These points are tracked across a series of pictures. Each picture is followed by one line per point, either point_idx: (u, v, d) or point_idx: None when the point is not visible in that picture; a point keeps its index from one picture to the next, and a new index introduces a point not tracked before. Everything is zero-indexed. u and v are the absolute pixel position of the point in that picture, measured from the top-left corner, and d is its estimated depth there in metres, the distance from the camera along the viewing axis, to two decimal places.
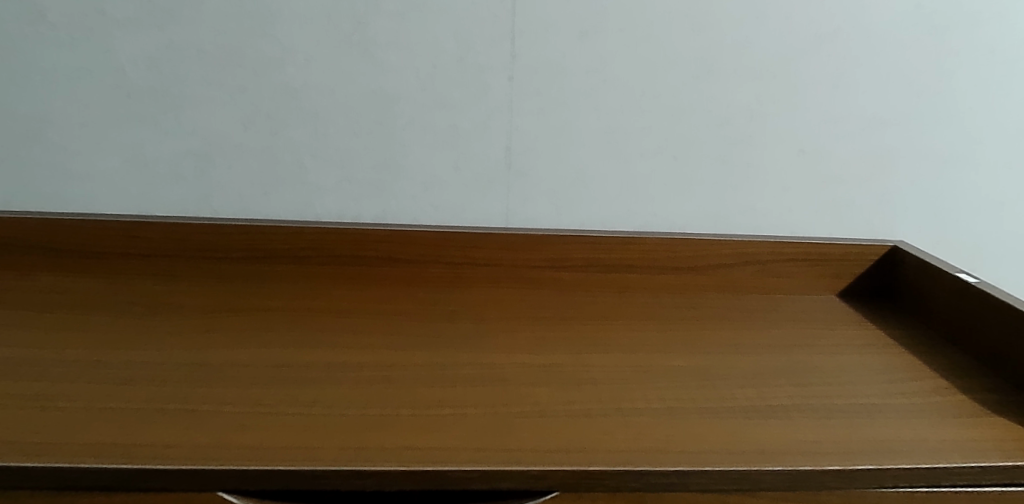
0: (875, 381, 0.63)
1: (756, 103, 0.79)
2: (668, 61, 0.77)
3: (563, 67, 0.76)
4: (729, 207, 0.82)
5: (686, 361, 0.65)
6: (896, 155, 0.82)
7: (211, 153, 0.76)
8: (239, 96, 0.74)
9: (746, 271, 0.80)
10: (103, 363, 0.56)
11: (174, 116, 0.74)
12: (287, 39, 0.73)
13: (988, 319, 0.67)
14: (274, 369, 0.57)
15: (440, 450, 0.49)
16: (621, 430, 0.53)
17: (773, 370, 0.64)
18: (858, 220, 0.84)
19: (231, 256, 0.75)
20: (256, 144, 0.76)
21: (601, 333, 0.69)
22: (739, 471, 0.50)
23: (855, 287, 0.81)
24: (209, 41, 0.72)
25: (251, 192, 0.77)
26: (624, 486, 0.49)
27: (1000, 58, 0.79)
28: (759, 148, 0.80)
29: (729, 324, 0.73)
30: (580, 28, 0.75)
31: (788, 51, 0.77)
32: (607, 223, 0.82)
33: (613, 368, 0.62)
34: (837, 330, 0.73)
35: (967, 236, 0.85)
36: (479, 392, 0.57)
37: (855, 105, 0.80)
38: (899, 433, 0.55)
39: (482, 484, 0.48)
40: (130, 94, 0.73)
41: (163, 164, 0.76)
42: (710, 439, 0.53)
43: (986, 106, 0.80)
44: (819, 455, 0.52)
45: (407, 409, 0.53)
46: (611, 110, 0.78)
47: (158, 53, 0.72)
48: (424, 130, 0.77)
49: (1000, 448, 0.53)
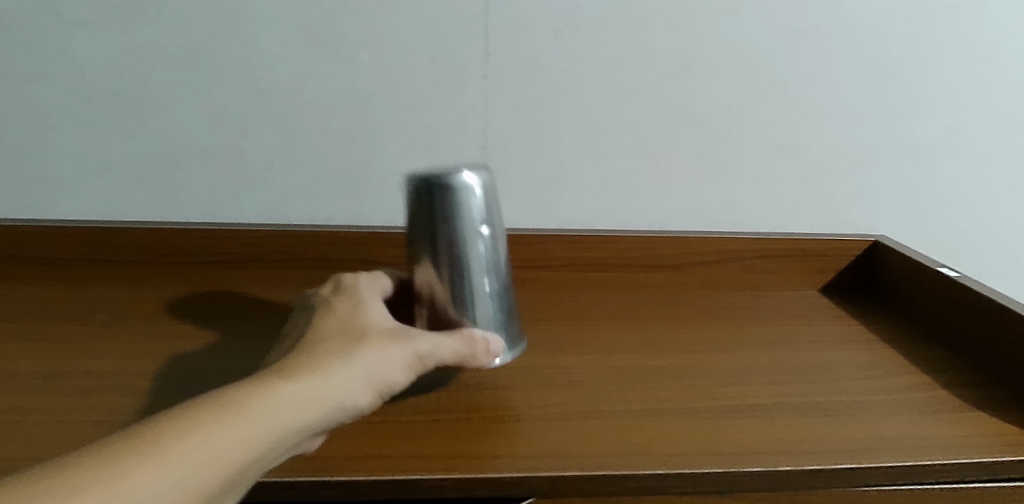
0: (858, 377, 0.62)
1: (735, 99, 0.78)
2: (644, 58, 0.76)
3: (539, 64, 0.75)
4: (709, 203, 0.81)
5: (666, 360, 0.64)
6: (877, 150, 0.81)
7: (176, 156, 0.74)
8: (204, 97, 0.73)
9: (727, 268, 0.80)
10: (63, 373, 0.55)
11: (136, 118, 0.73)
12: (253, 40, 0.71)
13: (970, 315, 0.66)
14: (242, 376, 0.56)
15: (412, 459, 0.47)
16: (597, 432, 0.52)
17: (755, 369, 0.63)
18: (839, 214, 0.83)
19: (201, 261, 0.74)
20: (225, 147, 0.74)
21: (581, 334, 0.68)
22: (717, 473, 0.49)
23: (835, 282, 0.81)
24: (172, 42, 0.71)
25: (220, 195, 0.76)
26: (601, 490, 0.48)
27: (978, 51, 0.78)
28: (738, 144, 0.80)
29: (710, 321, 0.72)
30: (557, 25, 0.74)
31: (767, 47, 0.77)
32: (586, 222, 0.81)
33: (592, 369, 0.61)
34: (819, 327, 0.72)
35: (949, 230, 0.85)
36: (454, 397, 0.55)
37: (836, 99, 0.79)
38: (880, 430, 0.54)
39: (455, 493, 0.46)
40: (89, 96, 0.72)
41: (126, 168, 0.74)
42: (687, 442, 0.52)
43: (964, 100, 0.80)
44: (800, 454, 0.51)
45: (377, 417, 0.52)
46: (588, 107, 0.77)
47: (120, 55, 0.71)
48: (397, 130, 0.76)
49: (980, 444, 0.53)
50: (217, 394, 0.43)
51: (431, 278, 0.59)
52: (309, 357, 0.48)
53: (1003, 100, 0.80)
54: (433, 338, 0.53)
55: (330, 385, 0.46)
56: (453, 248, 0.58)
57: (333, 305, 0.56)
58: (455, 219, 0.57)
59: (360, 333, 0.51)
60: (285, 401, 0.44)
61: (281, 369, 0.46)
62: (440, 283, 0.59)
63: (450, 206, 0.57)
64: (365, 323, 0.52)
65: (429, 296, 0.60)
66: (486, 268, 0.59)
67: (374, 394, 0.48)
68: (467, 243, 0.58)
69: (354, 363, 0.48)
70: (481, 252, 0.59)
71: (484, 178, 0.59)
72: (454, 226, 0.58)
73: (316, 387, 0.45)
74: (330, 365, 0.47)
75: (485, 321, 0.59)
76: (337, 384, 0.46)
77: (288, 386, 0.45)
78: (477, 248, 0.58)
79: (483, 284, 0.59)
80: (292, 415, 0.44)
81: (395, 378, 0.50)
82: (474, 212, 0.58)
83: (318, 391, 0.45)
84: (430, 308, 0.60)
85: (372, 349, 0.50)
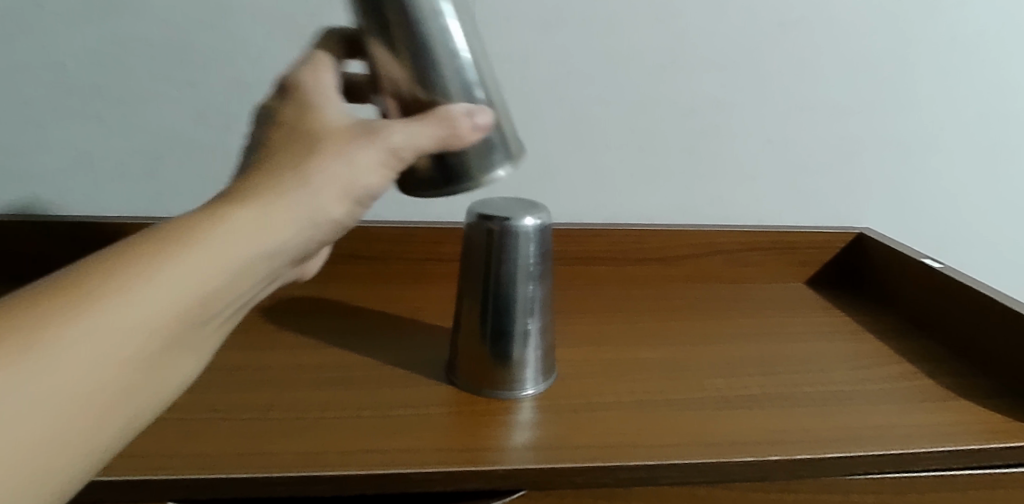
0: (845, 367, 0.63)
1: (722, 93, 0.78)
2: (631, 52, 0.76)
3: (524, 58, 0.75)
4: (697, 197, 0.82)
5: (656, 353, 0.64)
6: (861, 143, 0.82)
7: (159, 150, 0.74)
8: (189, 91, 0.72)
9: (714, 261, 0.80)
10: None
11: (118, 112, 0.72)
12: (240, 33, 0.71)
13: (955, 307, 0.67)
14: (231, 372, 0.55)
15: (404, 453, 0.47)
16: (590, 424, 0.52)
17: (744, 360, 0.63)
18: (824, 207, 0.84)
19: None
20: (209, 141, 0.74)
21: (571, 328, 0.68)
22: (707, 464, 0.49)
23: (821, 274, 0.82)
24: (153, 34, 0.70)
25: (204, 189, 0.75)
26: (594, 481, 0.48)
27: (961, 45, 0.79)
28: (724, 138, 0.80)
29: (698, 314, 0.72)
30: (544, 19, 0.74)
31: (753, 43, 0.77)
32: (572, 215, 0.81)
33: (583, 362, 0.61)
34: (806, 318, 0.73)
35: (932, 222, 0.85)
36: (443, 391, 0.55)
37: (820, 94, 0.80)
38: (868, 419, 0.55)
39: (448, 486, 0.46)
40: (68, 89, 0.71)
41: (109, 163, 0.73)
42: (679, 432, 0.52)
43: (946, 92, 0.81)
44: (789, 444, 0.51)
45: (366, 411, 0.52)
46: (575, 100, 0.77)
47: (102, 48, 0.70)
48: None
49: (967, 432, 0.53)
50: (190, 219, 0.39)
51: (476, 297, 0.55)
52: (120, 258, 0.37)
53: (986, 93, 0.81)
54: (410, 134, 0.44)
55: (147, 295, 0.36)
56: (504, 291, 0.54)
57: (279, 107, 0.45)
58: (509, 261, 0.53)
59: (326, 128, 0.44)
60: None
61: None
62: (485, 310, 0.55)
63: (510, 249, 0.53)
64: (324, 127, 0.44)
65: (468, 319, 0.55)
66: (533, 311, 0.55)
67: (304, 220, 0.42)
68: (518, 285, 0.54)
69: (177, 274, 0.37)
70: (530, 294, 0.55)
71: (545, 221, 0.54)
72: (510, 268, 0.54)
73: (95, 369, 0.34)
74: (213, 232, 0.38)
75: (519, 364, 0.55)
76: (158, 303, 0.36)
77: (136, 280, 0.36)
78: (527, 291, 0.54)
79: (526, 325, 0.55)
80: (127, 358, 0.35)
81: (375, 181, 0.45)
82: (531, 256, 0.54)
83: (188, 267, 0.37)
84: (470, 336, 0.55)
85: (262, 219, 0.40)
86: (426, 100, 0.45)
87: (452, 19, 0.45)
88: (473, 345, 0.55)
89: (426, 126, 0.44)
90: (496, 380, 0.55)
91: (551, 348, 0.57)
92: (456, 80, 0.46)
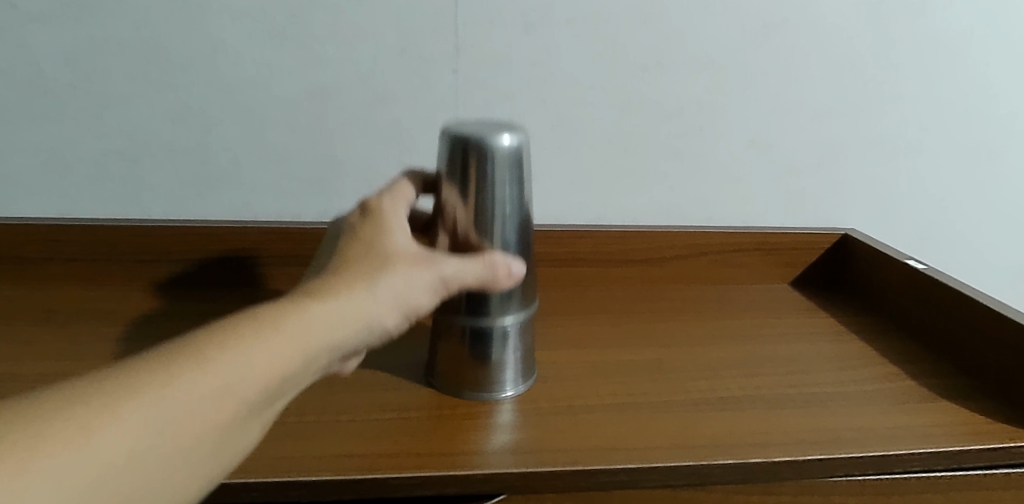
0: (828, 369, 0.63)
1: (706, 94, 0.78)
2: (614, 53, 0.76)
3: (508, 59, 0.74)
4: (682, 198, 0.82)
5: (639, 355, 0.64)
6: (845, 144, 0.82)
7: (137, 153, 0.73)
8: (168, 92, 0.71)
9: (699, 262, 0.80)
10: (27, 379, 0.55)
11: (95, 113, 0.71)
12: (219, 33, 0.70)
13: (938, 308, 0.67)
14: None
15: (381, 457, 0.47)
16: (572, 428, 0.52)
17: (728, 362, 0.63)
18: (808, 209, 0.84)
19: (163, 259, 0.73)
20: (188, 143, 0.73)
21: (555, 331, 0.68)
22: (688, 466, 0.49)
23: (806, 275, 0.82)
24: (131, 34, 0.69)
25: (184, 192, 0.74)
26: (574, 485, 0.48)
27: (944, 47, 0.79)
28: (709, 139, 0.80)
29: (683, 315, 0.72)
30: (527, 20, 0.73)
31: (738, 44, 0.77)
32: (557, 217, 0.81)
33: (566, 365, 0.61)
34: (790, 319, 0.73)
35: (916, 223, 0.86)
36: (425, 394, 0.55)
37: (804, 96, 0.80)
38: (851, 421, 0.55)
39: (427, 491, 0.46)
40: (45, 90, 0.70)
41: (87, 165, 0.73)
42: (661, 435, 0.52)
43: (930, 93, 0.81)
44: (771, 446, 0.51)
45: (345, 415, 0.51)
46: (559, 102, 0.77)
47: (77, 49, 0.69)
48: (366, 125, 0.75)
49: (949, 433, 0.53)
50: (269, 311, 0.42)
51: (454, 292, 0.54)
52: (214, 336, 0.39)
53: (970, 95, 0.81)
54: (459, 266, 0.49)
55: (228, 376, 0.38)
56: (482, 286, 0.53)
57: (357, 224, 0.50)
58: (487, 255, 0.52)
59: (395, 247, 0.49)
60: (63, 468, 0.32)
61: (61, 398, 0.34)
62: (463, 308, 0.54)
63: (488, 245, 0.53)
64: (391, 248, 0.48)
65: (446, 317, 0.55)
66: (511, 307, 0.54)
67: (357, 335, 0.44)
68: None
69: (258, 357, 0.40)
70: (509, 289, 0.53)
71: (523, 217, 0.54)
72: None
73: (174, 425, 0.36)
74: (292, 326, 0.41)
75: (497, 363, 0.54)
76: (222, 399, 0.38)
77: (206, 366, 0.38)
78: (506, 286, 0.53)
79: (504, 323, 0.54)
80: (199, 436, 0.37)
81: (425, 301, 0.48)
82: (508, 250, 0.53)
83: (254, 363, 0.39)
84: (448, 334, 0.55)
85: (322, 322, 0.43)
86: (477, 243, 0.53)
87: (510, 188, 0.52)
88: (451, 345, 0.55)
89: (472, 264, 0.50)
90: (474, 380, 0.55)
91: (530, 345, 0.57)
92: (502, 236, 0.53)
